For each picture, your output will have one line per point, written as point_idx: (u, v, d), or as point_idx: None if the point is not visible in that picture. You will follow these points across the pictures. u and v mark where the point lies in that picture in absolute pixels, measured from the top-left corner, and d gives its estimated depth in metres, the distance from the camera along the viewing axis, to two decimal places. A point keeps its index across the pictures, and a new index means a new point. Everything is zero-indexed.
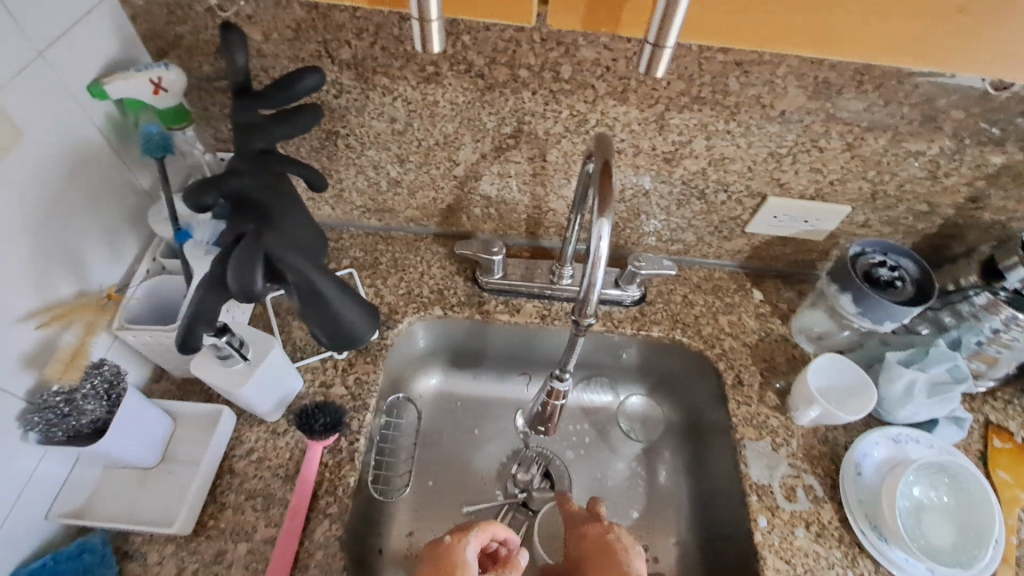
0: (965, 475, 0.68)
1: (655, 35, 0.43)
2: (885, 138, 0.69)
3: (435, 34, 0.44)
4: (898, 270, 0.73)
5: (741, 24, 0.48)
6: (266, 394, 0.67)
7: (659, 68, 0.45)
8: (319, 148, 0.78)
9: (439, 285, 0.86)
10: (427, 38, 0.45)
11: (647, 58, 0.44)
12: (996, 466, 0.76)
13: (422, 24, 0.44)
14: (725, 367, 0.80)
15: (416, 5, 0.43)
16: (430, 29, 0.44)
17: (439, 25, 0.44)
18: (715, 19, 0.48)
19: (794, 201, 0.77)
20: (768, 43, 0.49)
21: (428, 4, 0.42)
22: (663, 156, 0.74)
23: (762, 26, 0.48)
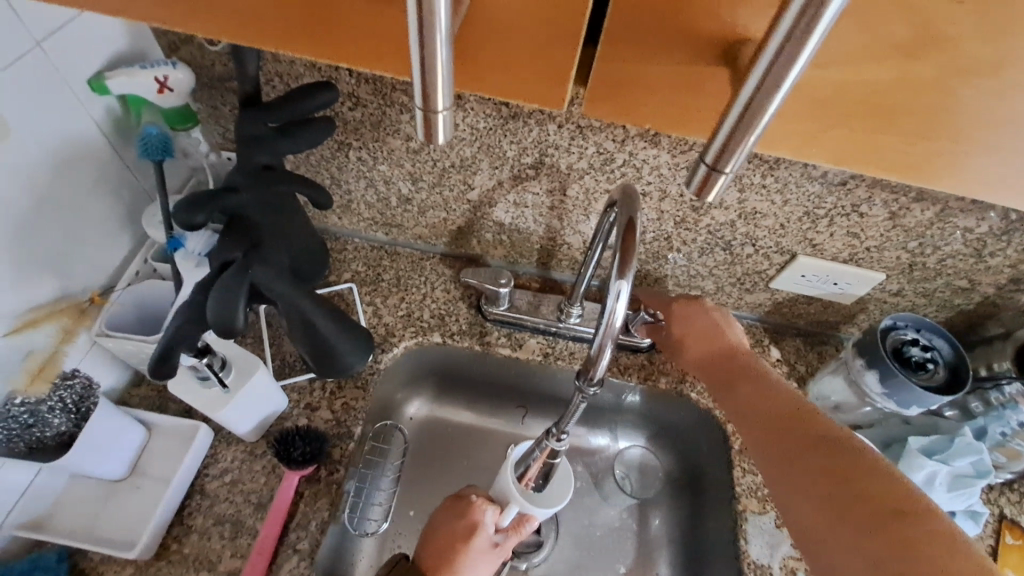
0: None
1: (712, 156, 0.35)
2: (930, 211, 0.64)
3: (443, 125, 0.36)
4: (930, 350, 0.68)
5: (818, 138, 0.44)
6: (247, 416, 0.64)
7: (711, 193, 0.37)
8: (330, 158, 0.75)
9: (440, 310, 0.82)
10: (430, 127, 0.37)
11: (699, 179, 0.37)
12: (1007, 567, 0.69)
13: (428, 115, 0.36)
14: (734, 430, 0.75)
15: (418, 94, 0.35)
16: (438, 119, 0.36)
17: (447, 115, 0.36)
18: (793, 131, 0.44)
19: (825, 263, 0.73)
20: (844, 160, 0.45)
21: (434, 91, 0.34)
22: (691, 204, 0.69)
23: (836, 145, 0.44)
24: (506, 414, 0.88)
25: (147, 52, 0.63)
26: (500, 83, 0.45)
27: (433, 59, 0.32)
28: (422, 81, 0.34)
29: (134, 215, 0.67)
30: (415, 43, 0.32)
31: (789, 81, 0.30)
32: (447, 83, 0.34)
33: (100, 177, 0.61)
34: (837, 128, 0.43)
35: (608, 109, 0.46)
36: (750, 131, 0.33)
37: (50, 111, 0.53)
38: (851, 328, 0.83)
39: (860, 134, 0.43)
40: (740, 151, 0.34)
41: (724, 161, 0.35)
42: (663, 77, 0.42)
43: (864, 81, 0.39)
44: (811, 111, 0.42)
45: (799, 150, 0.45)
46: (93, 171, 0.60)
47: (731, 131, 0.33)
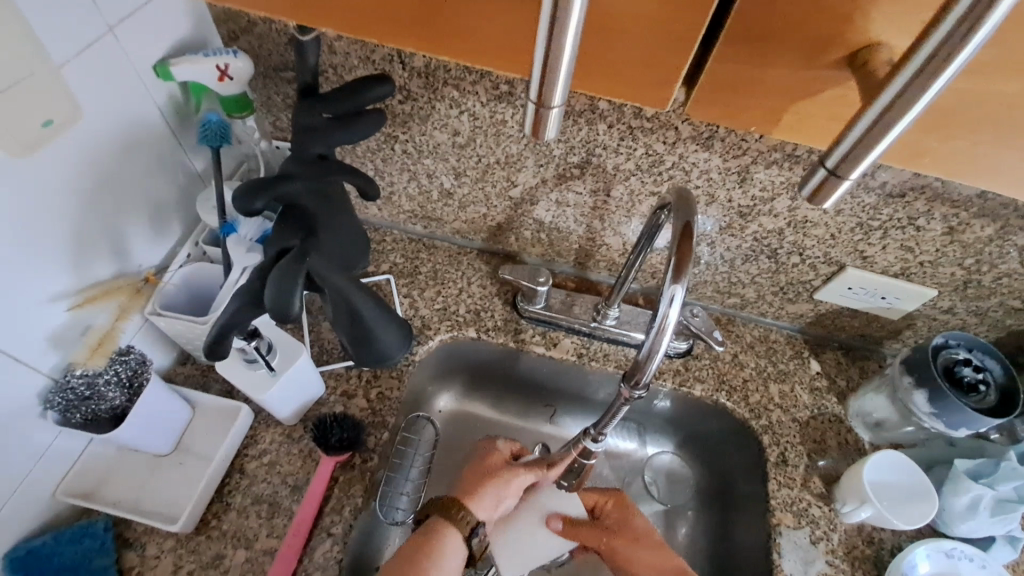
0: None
1: (834, 160, 0.34)
2: (993, 227, 0.62)
3: (553, 122, 0.36)
4: (983, 371, 0.66)
5: (933, 150, 0.46)
6: (288, 400, 0.65)
7: (826, 200, 0.36)
8: (376, 150, 0.76)
9: (476, 305, 0.83)
10: (539, 124, 0.37)
11: (813, 184, 0.36)
12: None
13: (539, 110, 0.36)
14: (770, 442, 0.74)
15: (534, 90, 0.35)
16: (549, 115, 0.36)
17: (559, 112, 0.36)
18: (909, 143, 0.46)
19: (875, 276, 0.71)
20: (955, 171, 0.47)
21: (553, 90, 0.34)
22: (739, 210, 0.68)
23: (951, 158, 0.46)
24: (536, 412, 0.88)
25: (208, 39, 0.64)
26: (607, 84, 0.47)
27: (557, 56, 0.32)
28: (541, 79, 0.34)
29: (187, 199, 0.69)
30: (543, 39, 0.32)
31: (931, 96, 0.29)
32: (565, 82, 0.34)
33: (159, 160, 0.63)
34: (956, 141, 0.44)
35: (712, 113, 0.48)
36: (876, 145, 0.32)
37: (118, 95, 0.55)
38: (896, 344, 0.81)
39: (975, 144, 0.44)
40: (866, 161, 0.33)
41: (846, 168, 0.34)
42: (780, 83, 0.43)
43: (991, 96, 0.40)
44: (930, 125, 0.44)
45: (912, 161, 0.47)
46: (154, 155, 0.62)
47: (853, 142, 0.32)
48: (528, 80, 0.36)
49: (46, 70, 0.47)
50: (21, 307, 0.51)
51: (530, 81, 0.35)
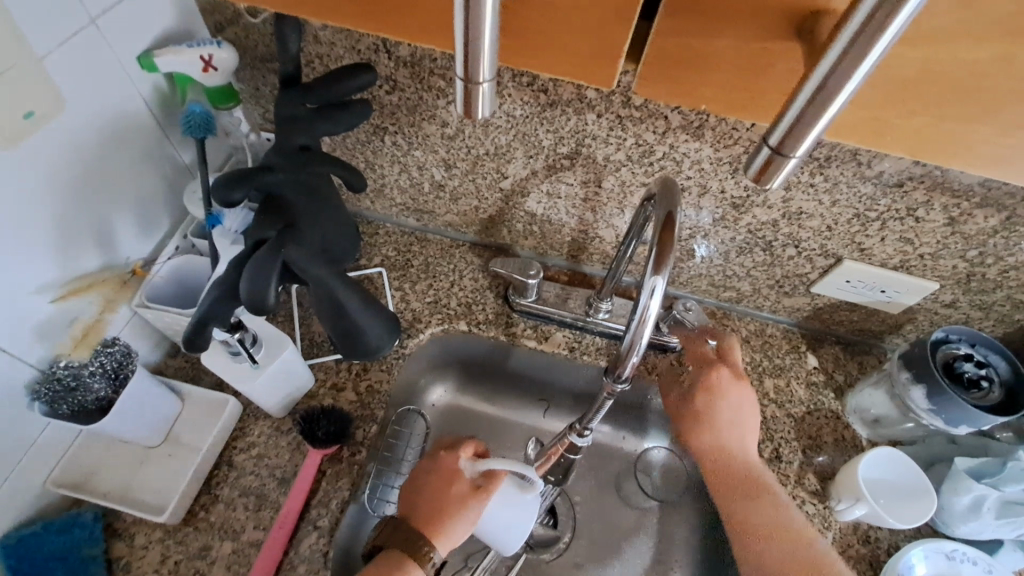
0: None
1: (775, 140, 0.33)
2: (996, 218, 0.60)
3: (484, 97, 0.36)
4: (985, 367, 0.64)
5: (896, 128, 0.44)
6: (275, 392, 0.65)
7: (774, 179, 0.36)
8: (365, 142, 0.75)
9: (468, 299, 0.82)
10: (470, 102, 0.37)
11: (760, 164, 0.35)
12: None
13: (468, 86, 0.36)
14: (764, 438, 0.72)
15: (460, 64, 0.35)
16: (481, 90, 0.36)
17: (490, 87, 0.36)
18: (869, 119, 0.44)
19: (872, 269, 0.69)
20: (929, 151, 0.45)
21: (477, 64, 0.34)
22: (732, 201, 0.67)
23: (919, 136, 0.44)
24: (529, 406, 0.88)
25: (194, 31, 0.64)
26: (559, 63, 0.46)
27: (478, 31, 0.32)
28: (466, 53, 0.33)
29: (176, 191, 0.69)
30: (459, 15, 0.31)
31: (868, 64, 0.28)
32: (492, 57, 0.34)
33: (146, 152, 0.63)
34: (920, 116, 0.42)
35: (659, 88, 0.46)
36: (816, 118, 0.31)
37: (101, 86, 0.55)
38: (897, 339, 0.79)
39: (942, 122, 0.42)
40: (809, 136, 0.32)
41: (790, 146, 0.33)
42: (737, 54, 0.41)
43: (954, 63, 0.38)
44: (887, 98, 0.42)
45: (877, 140, 0.45)
46: (140, 147, 0.62)
47: (796, 115, 0.32)
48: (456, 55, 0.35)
49: (27, 58, 0.47)
50: (5, 298, 0.51)
51: (456, 56, 0.35)
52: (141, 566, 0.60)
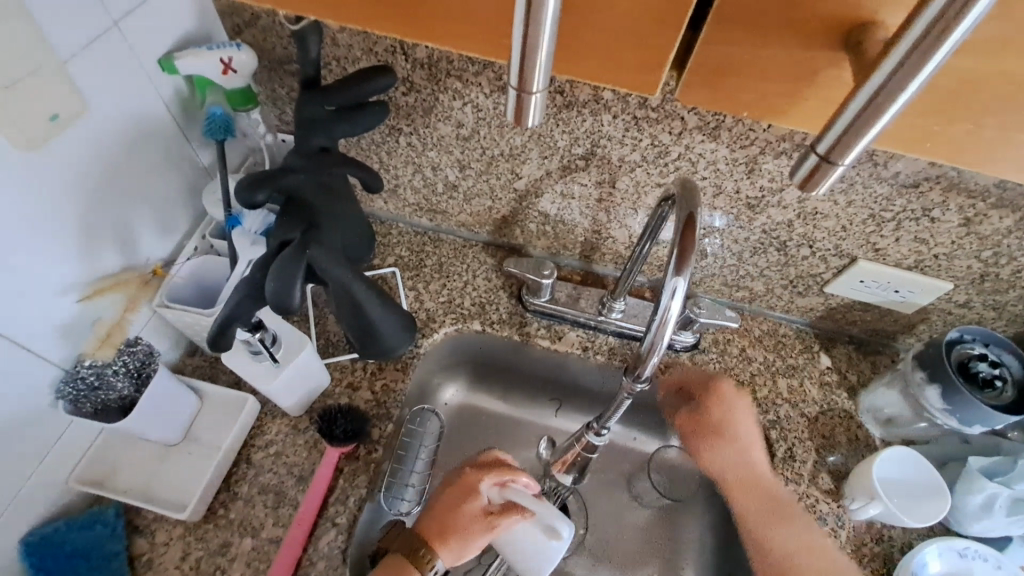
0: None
1: (825, 145, 0.33)
2: (1012, 218, 0.60)
3: (534, 107, 0.36)
4: (1000, 367, 0.64)
5: (937, 135, 0.44)
6: (293, 391, 0.66)
7: (818, 186, 0.36)
8: (380, 142, 0.75)
9: (481, 298, 0.83)
10: (521, 110, 0.37)
11: (806, 170, 0.35)
12: None
13: (520, 95, 0.36)
14: (777, 437, 0.73)
15: (514, 75, 0.35)
16: (532, 99, 0.36)
17: (541, 97, 0.36)
18: (915, 127, 0.44)
19: (886, 269, 0.69)
20: (966, 156, 0.45)
21: (531, 73, 0.34)
22: (746, 201, 0.67)
23: (960, 142, 0.44)
24: (541, 405, 0.88)
25: (212, 33, 0.65)
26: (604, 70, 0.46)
27: (535, 39, 0.32)
28: (522, 63, 0.34)
29: (194, 192, 0.70)
30: (519, 23, 0.32)
31: (925, 74, 0.28)
32: (545, 65, 0.34)
33: (165, 153, 0.63)
34: (962, 125, 0.43)
35: (698, 94, 0.46)
36: (871, 125, 0.31)
37: (124, 89, 0.56)
38: (910, 339, 0.79)
39: (984, 129, 0.43)
40: (858, 145, 0.32)
41: (837, 154, 0.33)
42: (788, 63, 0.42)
43: (995, 76, 0.39)
44: (931, 108, 0.42)
45: (913, 147, 0.45)
46: (161, 149, 0.63)
47: (847, 124, 0.32)
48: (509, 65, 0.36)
49: (54, 62, 0.48)
50: (31, 299, 0.52)
51: (511, 67, 0.35)
52: (163, 562, 0.61)
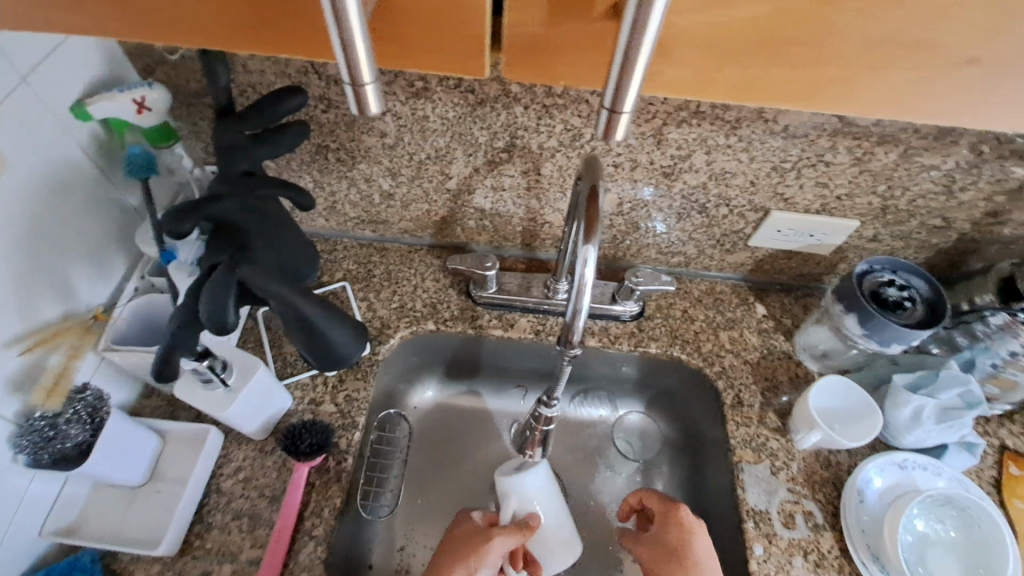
0: (983, 517, 0.63)
1: (610, 101, 0.37)
2: (896, 153, 0.66)
3: (372, 97, 0.38)
4: (907, 289, 0.70)
5: (714, 81, 0.43)
6: (254, 414, 0.67)
7: (618, 132, 0.40)
8: (309, 161, 0.77)
9: (432, 299, 0.85)
10: (362, 101, 0.39)
11: (603, 124, 0.39)
12: (1011, 496, 0.70)
13: (357, 88, 0.38)
14: (724, 386, 0.78)
15: (344, 70, 0.37)
16: (367, 91, 0.38)
17: (375, 87, 0.38)
18: (686, 79, 0.43)
19: (798, 216, 0.75)
20: (754, 93, 0.43)
21: (358, 66, 0.36)
22: (662, 170, 0.71)
23: (733, 83, 0.43)
24: (507, 393, 0.91)
25: (124, 75, 0.65)
26: (434, 55, 0.44)
27: (351, 39, 0.35)
28: (345, 57, 0.36)
29: (128, 234, 0.70)
30: (333, 26, 0.34)
31: (654, 28, 0.33)
32: (369, 55, 0.36)
33: (91, 199, 0.64)
34: (729, 69, 0.42)
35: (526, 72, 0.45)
36: (632, 79, 0.36)
37: (39, 140, 0.56)
38: (834, 278, 0.85)
39: (750, 71, 0.42)
40: (632, 92, 0.37)
41: (620, 102, 0.37)
42: (568, 37, 0.42)
43: (736, 36, 0.39)
44: (697, 57, 0.41)
45: (700, 93, 0.44)
46: (84, 195, 0.63)
47: (617, 79, 0.36)
48: (337, 61, 0.37)
49: None
50: None
51: (338, 61, 0.37)
52: None
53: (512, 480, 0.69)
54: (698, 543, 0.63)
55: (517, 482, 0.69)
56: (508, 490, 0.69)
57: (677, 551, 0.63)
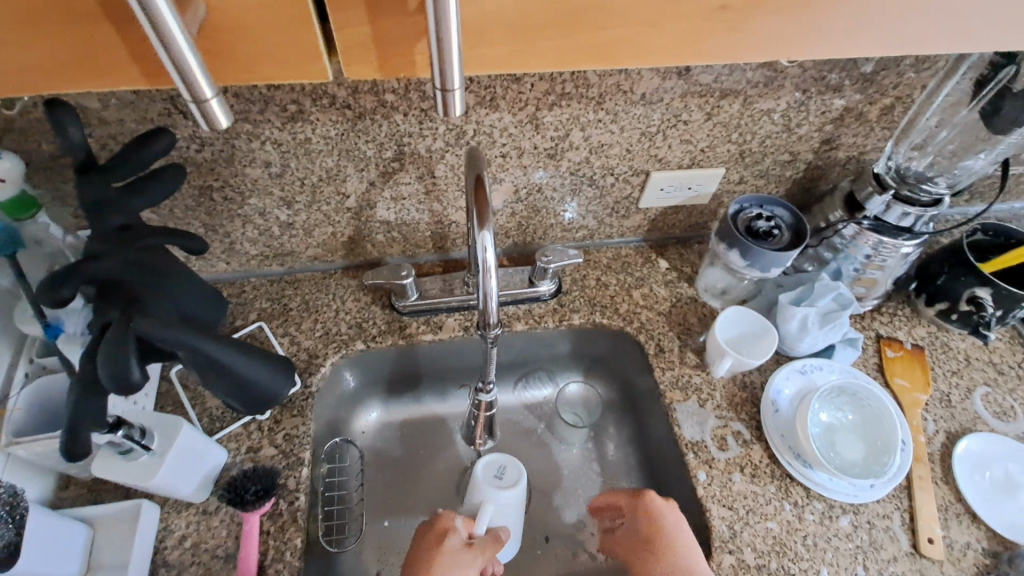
0: (867, 395, 0.74)
1: (439, 80, 0.39)
2: (738, 103, 0.75)
3: (219, 111, 0.38)
4: (774, 219, 0.80)
5: (532, 53, 0.43)
6: (187, 475, 0.63)
7: (456, 108, 0.42)
8: (195, 206, 0.74)
9: (356, 320, 0.84)
10: (212, 115, 0.39)
11: (440, 101, 0.41)
12: (892, 374, 0.81)
13: (201, 105, 0.38)
14: (645, 339, 0.84)
15: (183, 89, 0.37)
16: (211, 105, 0.38)
17: (220, 101, 0.38)
18: (506, 55, 0.42)
19: (674, 173, 0.82)
20: (568, 62, 0.44)
21: (195, 82, 0.36)
22: (546, 152, 0.76)
23: (548, 53, 0.43)
24: (451, 395, 0.93)
25: None
26: (268, 68, 0.42)
27: (179, 55, 0.35)
28: (178, 75, 0.36)
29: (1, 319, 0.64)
30: (157, 44, 0.34)
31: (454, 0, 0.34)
32: (205, 72, 0.36)
33: None
34: (542, 40, 0.42)
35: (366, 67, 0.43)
36: (450, 54, 0.38)
37: None
38: None
39: (562, 42, 0.42)
40: (454, 70, 0.39)
41: (448, 80, 0.39)
42: (389, 34, 0.41)
43: (531, 12, 0.39)
44: (507, 33, 0.41)
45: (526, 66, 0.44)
46: None
47: (439, 53, 0.38)
48: (174, 80, 0.37)
49: None
50: None
51: (173, 80, 0.37)
52: None
53: (492, 492, 0.70)
54: (676, 535, 0.65)
55: (497, 494, 0.70)
56: (485, 498, 0.71)
57: (653, 542, 0.65)
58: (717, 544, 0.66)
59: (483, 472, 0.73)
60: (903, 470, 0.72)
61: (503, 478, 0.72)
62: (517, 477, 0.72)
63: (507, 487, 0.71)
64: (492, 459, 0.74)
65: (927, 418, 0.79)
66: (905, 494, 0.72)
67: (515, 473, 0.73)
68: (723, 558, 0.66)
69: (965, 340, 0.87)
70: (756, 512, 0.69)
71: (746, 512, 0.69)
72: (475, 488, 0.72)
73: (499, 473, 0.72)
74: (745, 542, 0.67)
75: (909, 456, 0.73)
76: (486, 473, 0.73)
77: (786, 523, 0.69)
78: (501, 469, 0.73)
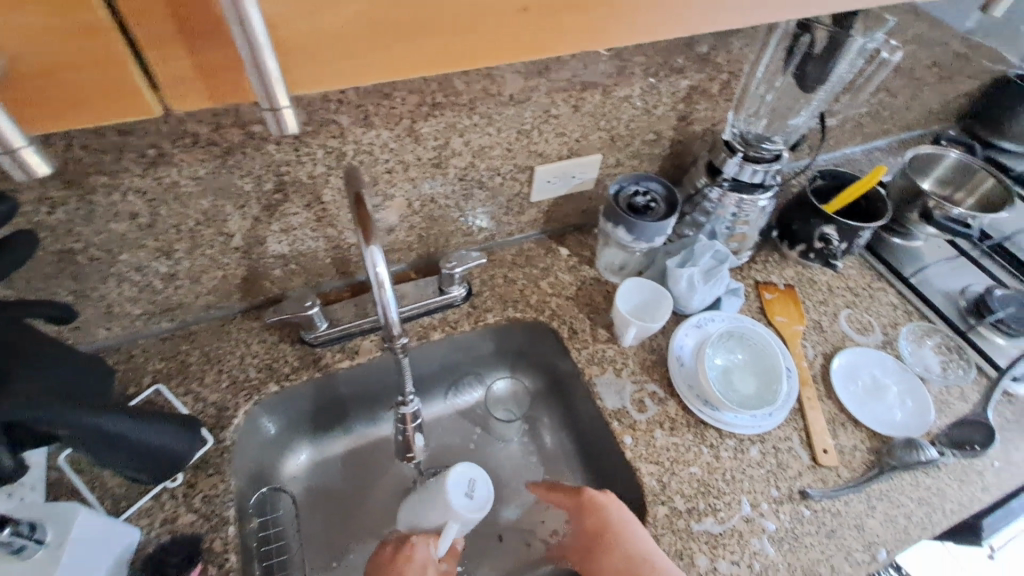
0: (750, 333, 0.84)
1: (264, 100, 0.39)
2: (599, 93, 0.81)
3: (35, 160, 0.36)
4: (650, 194, 0.87)
5: (373, 66, 0.43)
6: (95, 563, 0.57)
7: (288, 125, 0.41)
8: (57, 273, 0.68)
9: (266, 361, 0.81)
10: (25, 165, 0.36)
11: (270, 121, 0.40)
12: (773, 313, 0.92)
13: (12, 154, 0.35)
14: (558, 324, 0.88)
15: None
16: (27, 154, 0.35)
17: (35, 148, 0.36)
18: (339, 70, 0.42)
19: (556, 164, 0.88)
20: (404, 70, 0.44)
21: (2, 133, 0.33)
22: (431, 162, 0.78)
23: (371, 61, 0.43)
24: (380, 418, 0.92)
25: None
26: (87, 113, 0.38)
27: None
28: None
29: None
30: None
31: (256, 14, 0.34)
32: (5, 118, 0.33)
33: None
34: (377, 49, 0.42)
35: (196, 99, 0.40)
36: (264, 77, 0.37)
37: None
38: None
39: (392, 49, 0.42)
40: (277, 91, 0.38)
41: (271, 100, 0.39)
42: (212, 61, 0.38)
43: (338, 29, 0.39)
44: (340, 49, 0.41)
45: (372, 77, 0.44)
46: None
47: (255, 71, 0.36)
48: None
49: None
50: None
51: None
52: None
53: (462, 513, 0.70)
54: (621, 523, 0.66)
55: (466, 515, 0.70)
56: (453, 516, 0.70)
57: (600, 533, 0.67)
58: (651, 498, 0.71)
59: (455, 491, 0.71)
60: (793, 395, 0.81)
61: (474, 497, 0.71)
62: (486, 497, 0.72)
63: (476, 507, 0.71)
64: (463, 474, 0.72)
65: (806, 346, 0.89)
66: (800, 415, 0.81)
67: (485, 491, 0.72)
68: (658, 510, 0.70)
69: (825, 274, 1.01)
70: (680, 461, 0.74)
71: (671, 463, 0.74)
72: (444, 507, 0.71)
73: (469, 492, 0.71)
74: (675, 491, 0.72)
75: (796, 382, 0.82)
76: (457, 492, 0.71)
77: (707, 465, 0.74)
78: (472, 487, 0.72)
